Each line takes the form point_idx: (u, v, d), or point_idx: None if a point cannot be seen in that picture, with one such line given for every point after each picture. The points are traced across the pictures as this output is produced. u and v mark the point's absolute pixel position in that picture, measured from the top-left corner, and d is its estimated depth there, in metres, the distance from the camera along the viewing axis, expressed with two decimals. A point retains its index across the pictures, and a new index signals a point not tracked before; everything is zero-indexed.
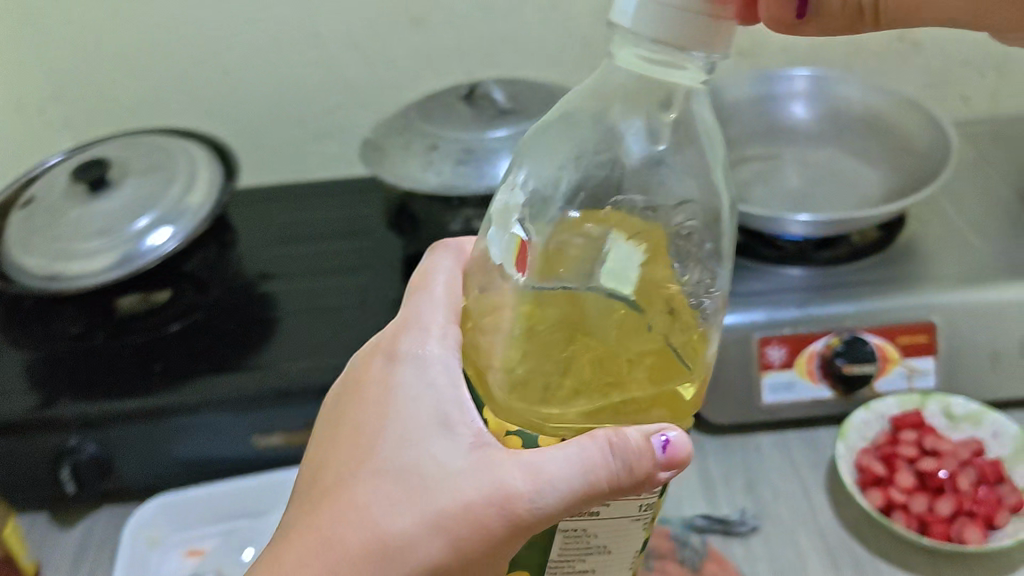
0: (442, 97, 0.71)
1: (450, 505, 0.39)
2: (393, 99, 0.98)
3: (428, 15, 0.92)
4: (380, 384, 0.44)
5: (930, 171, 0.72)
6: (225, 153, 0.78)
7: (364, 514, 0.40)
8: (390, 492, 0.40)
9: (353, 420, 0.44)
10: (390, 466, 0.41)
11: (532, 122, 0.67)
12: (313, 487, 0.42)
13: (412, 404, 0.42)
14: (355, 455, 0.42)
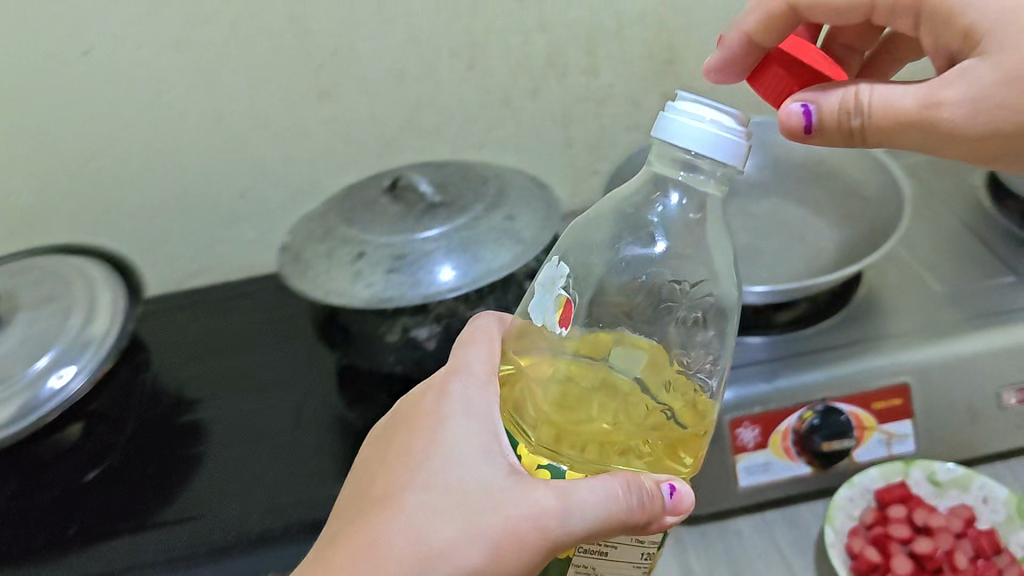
0: (365, 190, 0.65)
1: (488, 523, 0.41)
2: (308, 175, 0.91)
3: (337, 87, 0.85)
4: (425, 422, 0.47)
5: (884, 220, 0.69)
6: (127, 273, 0.72)
7: (407, 523, 0.41)
8: (429, 508, 0.42)
9: (403, 442, 0.46)
10: (434, 482, 0.43)
11: (467, 213, 0.61)
12: (357, 505, 0.45)
13: (459, 431, 0.45)
14: (397, 481, 0.44)
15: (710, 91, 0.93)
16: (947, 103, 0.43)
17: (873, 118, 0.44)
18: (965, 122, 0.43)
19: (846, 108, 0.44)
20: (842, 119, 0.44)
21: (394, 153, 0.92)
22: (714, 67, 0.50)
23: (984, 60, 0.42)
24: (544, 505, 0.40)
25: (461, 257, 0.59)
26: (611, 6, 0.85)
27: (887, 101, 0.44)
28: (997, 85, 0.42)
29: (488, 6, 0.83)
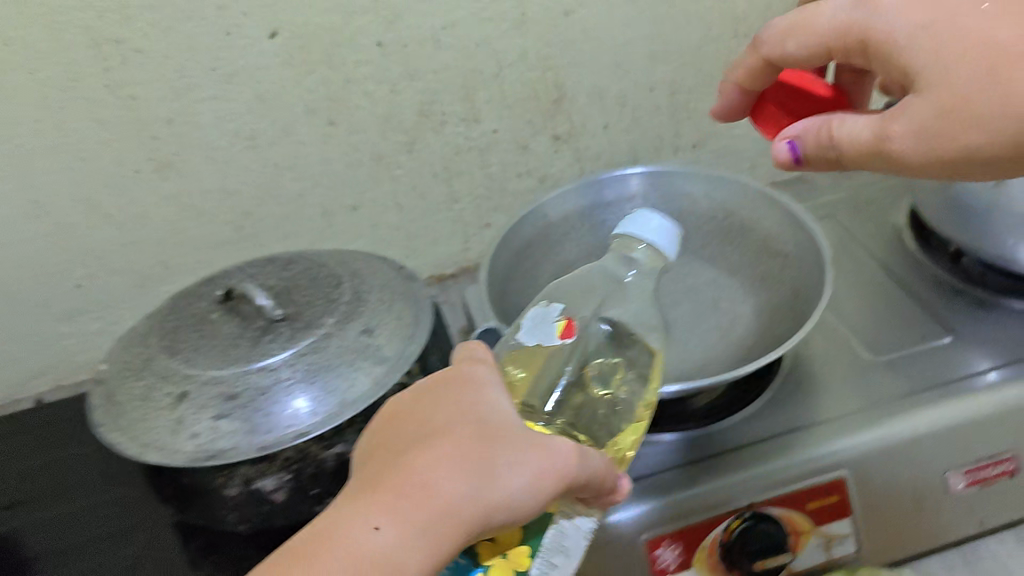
0: (194, 304, 0.54)
1: (516, 465, 0.41)
2: (155, 258, 0.79)
3: (178, 158, 0.74)
4: (442, 379, 0.47)
5: (803, 284, 0.61)
6: None
7: (452, 456, 0.41)
8: (465, 450, 0.41)
9: (427, 395, 0.45)
10: (471, 421, 0.42)
11: (314, 328, 0.50)
12: (392, 444, 0.44)
13: (485, 388, 0.45)
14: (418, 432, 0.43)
15: (606, 132, 0.84)
16: (893, 137, 0.46)
17: (847, 148, 0.48)
18: (911, 152, 0.46)
19: (822, 140, 0.49)
20: (822, 150, 0.49)
21: (255, 226, 0.80)
22: (720, 113, 0.58)
23: (917, 96, 0.45)
24: (563, 447, 0.41)
25: (308, 389, 0.48)
26: (485, 46, 0.76)
27: (854, 131, 0.47)
28: (937, 117, 0.44)
29: (344, 55, 0.73)
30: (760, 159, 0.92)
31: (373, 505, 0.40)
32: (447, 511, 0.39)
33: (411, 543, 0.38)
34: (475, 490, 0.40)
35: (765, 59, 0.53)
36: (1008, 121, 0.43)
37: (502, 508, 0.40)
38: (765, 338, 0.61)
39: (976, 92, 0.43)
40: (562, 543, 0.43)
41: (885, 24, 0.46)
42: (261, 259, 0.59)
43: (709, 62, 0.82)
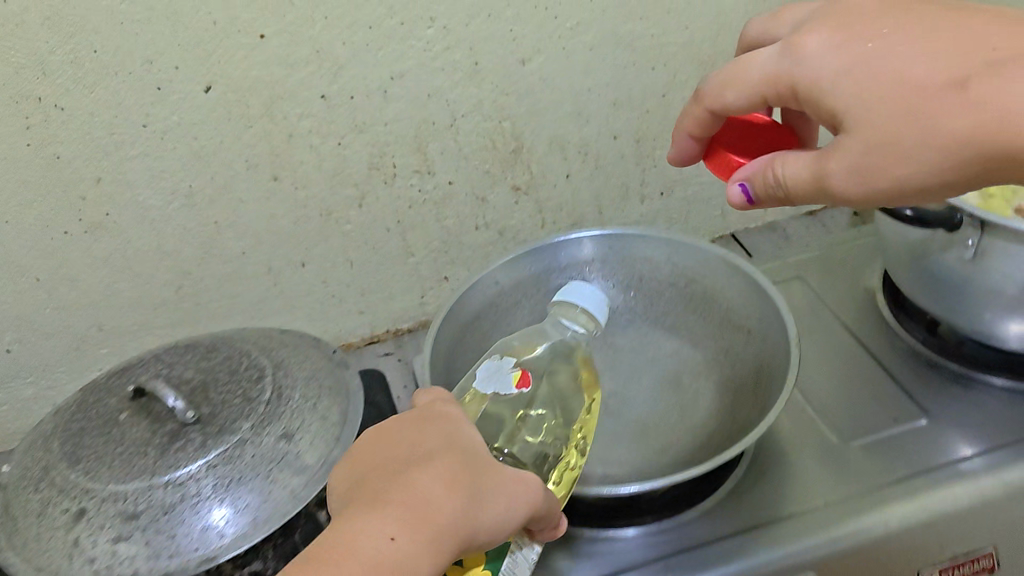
0: (103, 399, 0.50)
1: (497, 489, 0.43)
2: (90, 321, 0.74)
3: (110, 218, 0.70)
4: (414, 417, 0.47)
5: (768, 362, 0.57)
6: None
7: (448, 481, 0.42)
8: (455, 473, 0.43)
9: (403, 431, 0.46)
10: (455, 452, 0.44)
11: (228, 433, 0.46)
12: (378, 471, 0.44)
13: (458, 424, 0.47)
14: (402, 457, 0.44)
15: (568, 182, 0.80)
16: (833, 175, 0.44)
17: (793, 189, 0.46)
18: (852, 190, 0.44)
19: (770, 182, 0.47)
20: (771, 190, 0.47)
21: (196, 285, 0.76)
22: (679, 157, 0.54)
23: (846, 135, 0.44)
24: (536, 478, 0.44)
25: (219, 505, 0.44)
26: (436, 97, 0.72)
27: (796, 172, 0.46)
28: (869, 153, 0.43)
29: (285, 108, 0.69)
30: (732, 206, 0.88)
31: (376, 518, 0.40)
32: (449, 523, 0.40)
33: (419, 553, 0.39)
34: (468, 505, 0.41)
35: (711, 111, 0.50)
36: (943, 152, 0.42)
37: (489, 526, 0.42)
38: (727, 422, 0.57)
39: (902, 127, 0.42)
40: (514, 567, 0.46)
41: (809, 70, 0.46)
42: (183, 343, 0.54)
43: (675, 109, 0.79)
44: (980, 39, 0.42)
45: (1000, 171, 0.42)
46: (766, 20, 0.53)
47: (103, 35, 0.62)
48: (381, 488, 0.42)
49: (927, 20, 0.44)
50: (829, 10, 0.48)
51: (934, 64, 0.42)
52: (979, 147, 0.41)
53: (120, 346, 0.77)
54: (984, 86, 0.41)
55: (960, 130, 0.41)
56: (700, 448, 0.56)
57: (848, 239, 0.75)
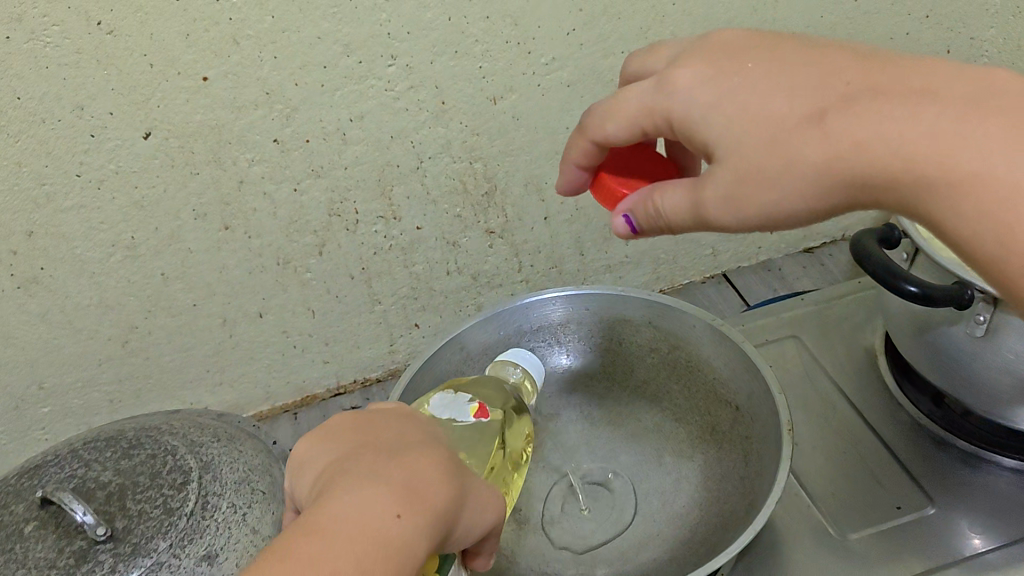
0: (8, 507, 0.44)
1: (479, 488, 0.39)
2: (29, 380, 0.68)
3: (44, 272, 0.63)
4: (378, 416, 0.41)
5: (759, 446, 0.52)
6: None
7: (442, 468, 0.37)
8: (445, 465, 0.37)
9: (374, 426, 0.40)
10: (439, 447, 0.39)
11: (143, 555, 0.41)
12: (357, 455, 0.37)
13: (433, 428, 0.41)
14: (378, 441, 0.38)
15: (546, 224, 0.75)
16: (708, 207, 0.39)
17: (674, 222, 0.40)
18: (726, 222, 0.39)
19: (651, 214, 0.41)
20: (654, 222, 0.41)
21: (145, 338, 0.70)
22: (562, 189, 0.46)
23: (715, 165, 0.39)
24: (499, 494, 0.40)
25: None
26: (400, 139, 0.65)
27: (675, 202, 0.40)
28: (737, 185, 0.38)
29: (234, 153, 0.62)
30: (722, 245, 0.83)
31: (371, 494, 0.34)
32: (444, 512, 0.36)
33: (421, 539, 0.34)
34: (459, 496, 0.37)
35: (591, 142, 0.43)
36: (806, 185, 0.36)
37: (465, 527, 0.37)
38: (713, 515, 0.51)
39: (765, 157, 0.37)
40: None
41: (674, 101, 0.40)
42: (105, 435, 0.49)
43: None
44: (839, 70, 0.37)
45: (866, 205, 0.37)
46: (643, 54, 0.45)
47: (26, 81, 0.54)
48: (369, 466, 0.36)
49: (793, 52, 0.39)
50: (699, 44, 0.42)
51: (797, 95, 0.37)
52: (841, 182, 0.36)
53: (64, 404, 0.71)
54: (842, 118, 0.36)
55: (821, 161, 0.36)
56: (684, 545, 0.51)
57: (846, 292, 0.70)
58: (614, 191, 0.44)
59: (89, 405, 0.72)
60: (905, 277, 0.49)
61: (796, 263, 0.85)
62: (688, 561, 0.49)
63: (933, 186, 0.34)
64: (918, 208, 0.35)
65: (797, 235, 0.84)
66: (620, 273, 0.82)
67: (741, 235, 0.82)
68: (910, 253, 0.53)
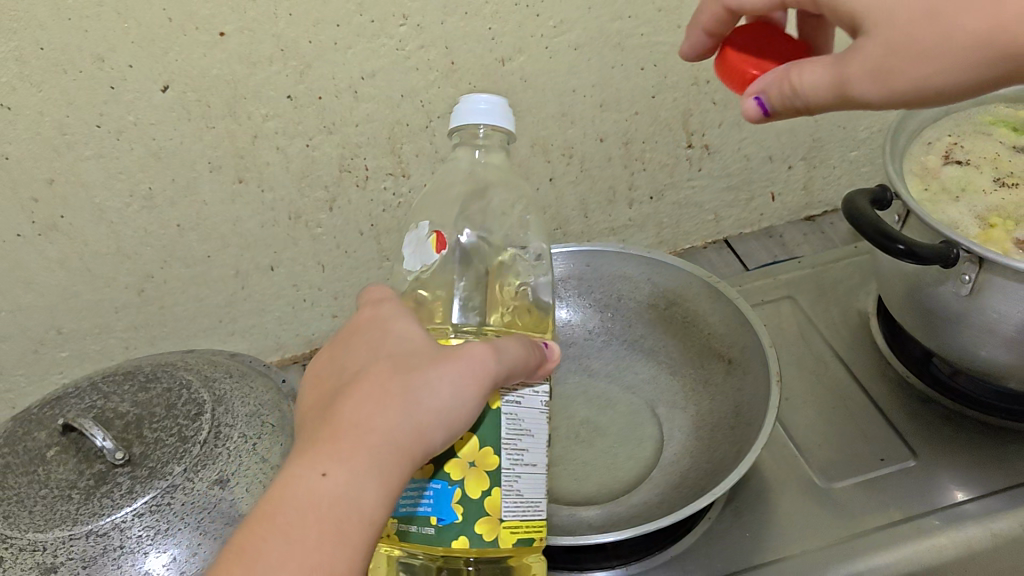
0: (31, 432, 0.47)
1: (438, 382, 0.39)
2: (48, 324, 0.71)
3: (65, 220, 0.65)
4: (346, 340, 0.43)
5: (747, 395, 0.54)
6: None
7: (371, 396, 0.38)
8: (381, 394, 0.39)
9: (337, 364, 0.42)
10: (382, 361, 0.40)
11: (156, 480, 0.43)
12: (313, 411, 0.40)
13: (397, 325, 0.42)
14: (337, 381, 0.41)
15: (551, 185, 0.76)
16: (853, 83, 0.40)
17: (812, 100, 0.41)
18: (870, 97, 0.40)
19: (787, 94, 0.42)
20: (790, 102, 0.42)
21: (161, 287, 0.72)
22: (688, 53, 0.50)
23: (864, 38, 0.40)
24: (476, 362, 0.39)
25: (144, 557, 0.41)
26: (410, 97, 0.67)
27: (815, 77, 0.40)
28: (886, 58, 0.39)
29: (249, 108, 0.64)
30: (724, 210, 0.84)
31: (303, 458, 0.37)
32: (387, 446, 0.37)
33: (348, 488, 0.36)
34: (404, 419, 0.38)
35: (725, 7, 0.46)
36: (963, 54, 0.38)
37: (427, 432, 0.38)
38: (703, 462, 0.53)
39: (919, 29, 0.38)
40: (527, 469, 0.41)
41: None
42: (123, 369, 0.52)
43: (667, 109, 0.74)
44: None
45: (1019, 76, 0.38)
46: None
47: (49, 31, 0.56)
48: (316, 420, 0.39)
49: None
50: None
51: None
52: (993, 55, 0.38)
53: (80, 348, 0.73)
54: None
55: (981, 33, 0.37)
56: (673, 489, 0.53)
57: (842, 255, 0.72)
58: (737, 70, 0.46)
59: (105, 349, 0.74)
60: (894, 237, 0.50)
61: (798, 231, 0.87)
62: (678, 501, 0.51)
63: None
64: None
65: (800, 203, 0.86)
66: (623, 235, 0.84)
67: (744, 201, 0.84)
68: (901, 216, 0.55)
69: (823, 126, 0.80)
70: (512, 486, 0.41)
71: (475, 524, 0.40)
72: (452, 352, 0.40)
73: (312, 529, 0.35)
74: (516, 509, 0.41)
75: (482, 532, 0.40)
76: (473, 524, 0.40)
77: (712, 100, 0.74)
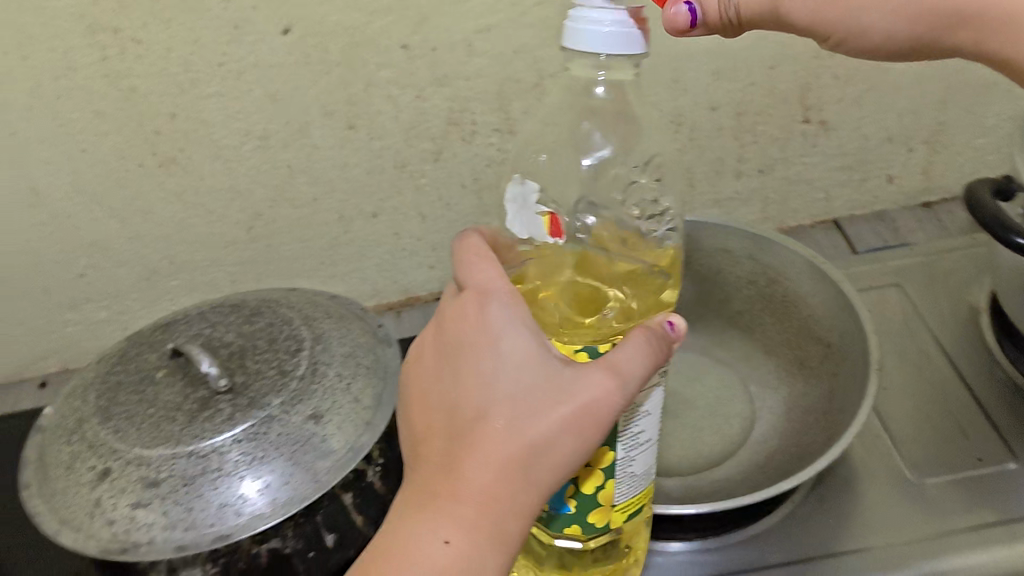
0: (144, 354, 0.50)
1: (558, 435, 0.38)
2: (162, 253, 0.74)
3: (183, 155, 0.68)
4: (453, 345, 0.41)
5: (842, 382, 0.53)
6: None
7: (488, 447, 0.37)
8: (499, 448, 0.37)
9: (447, 377, 0.40)
10: (499, 399, 0.38)
11: (255, 408, 0.45)
12: (429, 439, 0.40)
13: (509, 339, 0.39)
14: (449, 406, 0.39)
15: None
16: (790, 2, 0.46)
17: (747, 13, 0.46)
18: (796, 17, 0.47)
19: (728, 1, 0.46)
20: (725, 13, 0.46)
21: (268, 226, 0.74)
22: None
23: None
24: (597, 410, 0.38)
25: (240, 481, 0.43)
26: (523, 54, 0.67)
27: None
28: None
29: (365, 56, 0.65)
30: (836, 190, 0.81)
31: (427, 516, 0.38)
32: (511, 508, 0.38)
33: (472, 555, 0.37)
34: (527, 479, 0.37)
35: None
36: (885, 18, 0.47)
37: (547, 482, 0.38)
38: (791, 445, 0.53)
39: None
40: (642, 451, 0.42)
41: None
42: (230, 302, 0.54)
43: (784, 81, 0.72)
44: None
45: (913, 49, 0.48)
46: None
47: None
48: (434, 461, 0.39)
49: None
50: None
51: None
52: (923, 16, 0.46)
53: (189, 279, 0.76)
54: None
55: None
56: (758, 468, 0.52)
57: (964, 247, 0.70)
58: None
59: (212, 282, 0.77)
60: (1015, 230, 0.48)
61: (912, 217, 0.84)
62: (761, 480, 0.51)
63: (987, 30, 0.46)
64: (956, 50, 0.48)
65: (917, 188, 0.83)
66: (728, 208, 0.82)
67: (858, 183, 0.81)
68: None
69: (948, 108, 0.76)
70: (625, 471, 0.42)
71: (588, 513, 0.42)
72: (573, 389, 0.38)
73: None
74: (630, 488, 0.43)
75: (595, 518, 0.42)
76: (587, 512, 0.42)
77: (832, 75, 0.72)
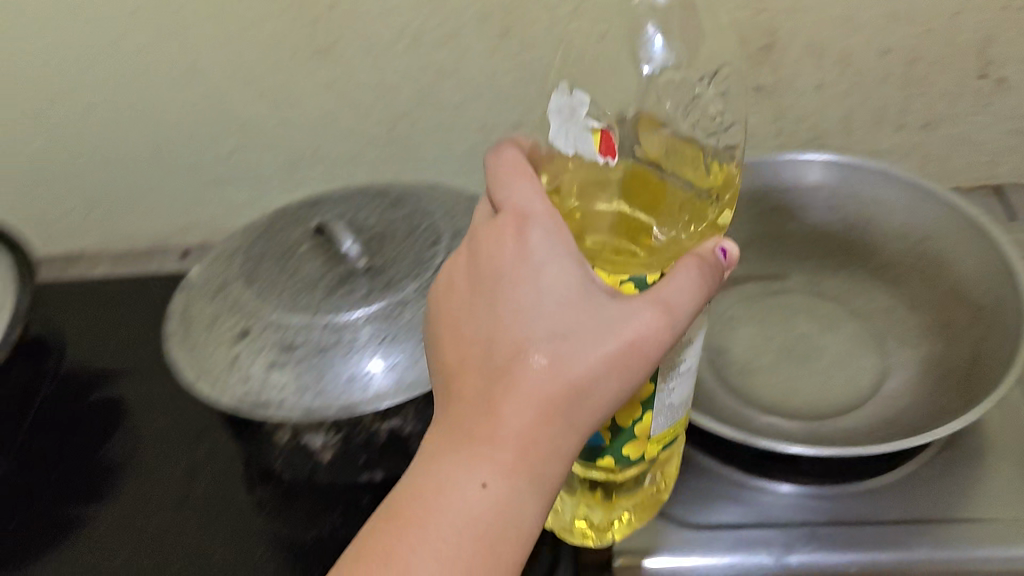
0: (288, 227, 0.52)
1: (602, 375, 0.35)
2: (308, 142, 0.75)
3: (339, 45, 0.68)
4: (490, 276, 0.38)
5: (990, 348, 0.50)
6: (26, 271, 0.63)
7: (526, 383, 0.35)
8: (539, 386, 0.35)
9: (482, 310, 0.38)
10: (540, 333, 0.36)
11: (392, 289, 0.46)
12: (460, 375, 0.37)
13: (550, 271, 0.37)
14: (483, 342, 0.37)
15: (817, 94, 0.72)
16: None
17: None
18: None
19: None
20: None
21: (412, 127, 0.75)
22: None
23: None
24: (645, 350, 0.35)
25: (369, 358, 0.44)
26: None
27: None
28: None
29: None
30: (1005, 153, 0.76)
31: (456, 458, 0.35)
32: (550, 450, 0.35)
33: (506, 502, 0.34)
34: (567, 419, 0.35)
35: None
36: None
37: (588, 425, 0.35)
38: (924, 406, 0.50)
39: None
40: (682, 382, 0.40)
41: None
42: (375, 189, 0.55)
43: (967, 30, 0.67)
44: None
45: None
46: None
47: None
48: (464, 399, 0.36)
49: None
50: None
51: None
52: None
53: (330, 171, 0.78)
54: None
55: None
56: (885, 424, 0.50)
57: None
58: None
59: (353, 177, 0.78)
60: None
61: None
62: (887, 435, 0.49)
63: None
64: None
65: None
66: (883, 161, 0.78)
67: None
68: None
69: None
70: (664, 402, 0.40)
71: (624, 445, 0.40)
72: (619, 326, 0.35)
73: (468, 547, 0.34)
74: (668, 420, 0.40)
75: (629, 450, 0.40)
76: (622, 443, 0.40)
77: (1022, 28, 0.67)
